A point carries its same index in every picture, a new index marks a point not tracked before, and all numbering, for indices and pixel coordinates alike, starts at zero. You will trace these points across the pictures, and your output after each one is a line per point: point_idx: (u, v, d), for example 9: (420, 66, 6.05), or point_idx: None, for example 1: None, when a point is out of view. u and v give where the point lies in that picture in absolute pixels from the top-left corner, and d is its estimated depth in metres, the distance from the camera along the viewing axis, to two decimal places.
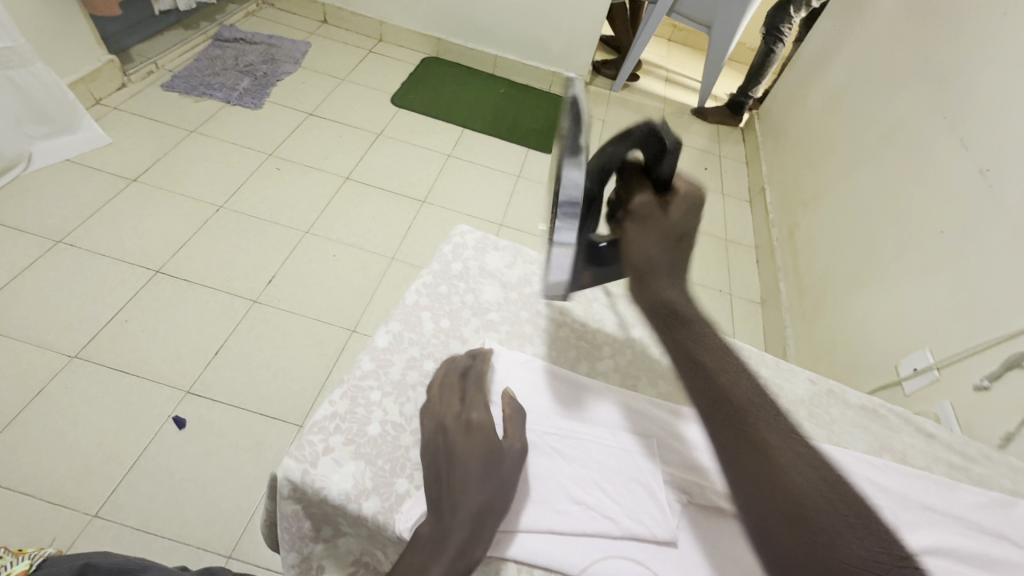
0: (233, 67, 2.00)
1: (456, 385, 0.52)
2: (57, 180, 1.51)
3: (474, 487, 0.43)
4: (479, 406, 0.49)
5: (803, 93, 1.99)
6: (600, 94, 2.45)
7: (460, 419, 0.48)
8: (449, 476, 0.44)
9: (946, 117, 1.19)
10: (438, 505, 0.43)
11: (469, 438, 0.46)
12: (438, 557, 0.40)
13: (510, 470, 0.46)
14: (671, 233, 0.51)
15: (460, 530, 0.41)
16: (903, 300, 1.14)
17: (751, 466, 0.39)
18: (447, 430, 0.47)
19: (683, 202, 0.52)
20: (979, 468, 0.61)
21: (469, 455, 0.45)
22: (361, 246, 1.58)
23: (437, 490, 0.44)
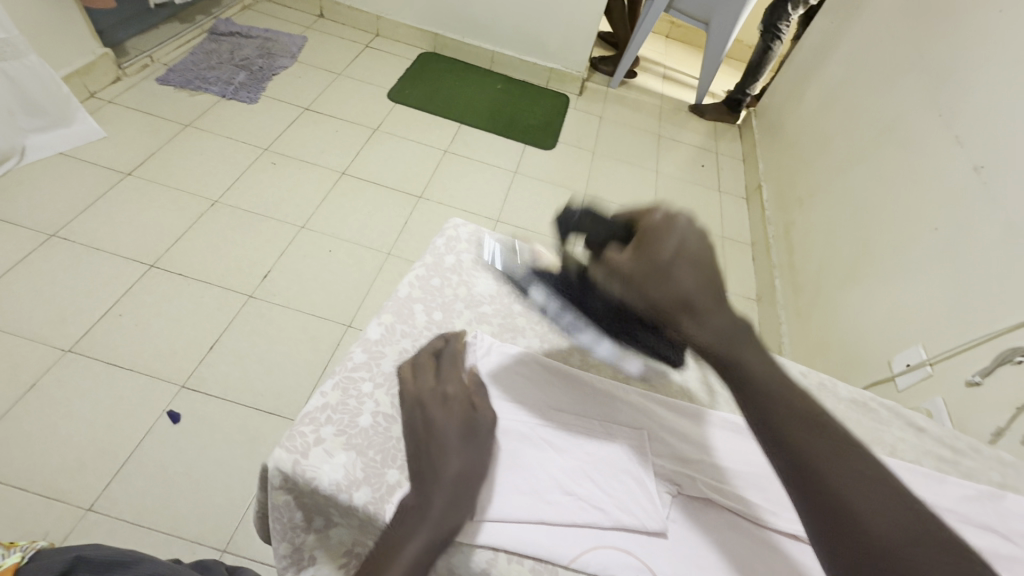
0: (228, 62, 1.99)
1: (431, 364, 0.54)
2: (51, 174, 1.50)
3: (454, 452, 0.47)
4: (454, 380, 0.53)
5: (799, 90, 2.00)
6: (597, 90, 2.45)
7: (435, 391, 0.51)
8: (427, 443, 0.47)
9: (942, 114, 1.19)
10: (420, 474, 0.46)
11: (447, 411, 0.49)
12: (420, 527, 0.42)
13: (485, 437, 0.50)
14: (652, 272, 0.42)
15: (440, 497, 0.44)
16: (897, 296, 1.15)
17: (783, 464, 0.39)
18: (422, 402, 0.50)
19: (651, 233, 0.44)
20: (968, 461, 0.62)
21: (445, 425, 0.48)
22: (357, 241, 1.58)
23: (416, 456, 0.47)
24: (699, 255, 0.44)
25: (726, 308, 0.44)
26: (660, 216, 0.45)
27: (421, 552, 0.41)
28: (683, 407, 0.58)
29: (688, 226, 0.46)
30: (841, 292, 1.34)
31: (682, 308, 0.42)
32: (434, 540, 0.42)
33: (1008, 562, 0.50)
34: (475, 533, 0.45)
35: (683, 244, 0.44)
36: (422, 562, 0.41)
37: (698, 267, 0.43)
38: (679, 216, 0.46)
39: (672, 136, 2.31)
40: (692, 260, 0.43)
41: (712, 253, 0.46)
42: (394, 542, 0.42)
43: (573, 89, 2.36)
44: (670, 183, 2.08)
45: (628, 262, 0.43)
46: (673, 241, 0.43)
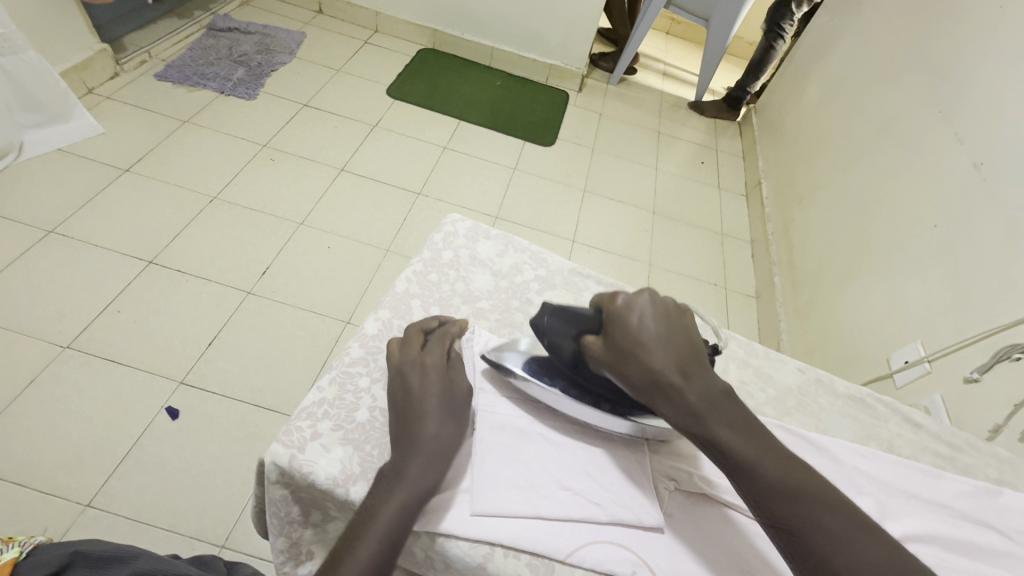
0: (227, 58, 1.99)
1: (416, 336, 0.53)
2: (49, 170, 1.49)
3: (431, 418, 0.47)
4: (435, 350, 0.52)
5: (799, 87, 1.99)
6: (597, 87, 2.44)
7: (415, 361, 0.50)
8: (406, 412, 0.47)
9: (942, 111, 1.19)
10: (398, 441, 0.46)
11: (425, 380, 0.49)
12: (395, 492, 0.42)
13: (460, 405, 0.49)
14: (621, 363, 0.44)
15: (416, 463, 0.44)
16: (896, 294, 1.15)
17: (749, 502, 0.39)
18: (403, 371, 0.50)
19: (615, 322, 0.45)
20: (965, 457, 0.62)
21: (424, 395, 0.48)
22: (356, 237, 1.58)
23: (396, 426, 0.47)
24: (664, 330, 0.44)
25: (704, 378, 0.42)
26: (620, 300, 0.46)
27: (396, 517, 0.41)
28: None
29: (652, 302, 0.46)
30: (840, 289, 1.34)
31: (652, 389, 0.43)
32: (407, 506, 0.42)
33: (1004, 558, 0.50)
34: (469, 527, 0.45)
35: (644, 325, 0.44)
36: (397, 528, 0.41)
37: (664, 342, 0.43)
38: (641, 294, 0.46)
39: (671, 133, 2.31)
40: (656, 339, 0.43)
41: (689, 333, 0.45)
42: (368, 508, 0.41)
43: (572, 86, 2.36)
44: (669, 180, 2.08)
45: (601, 355, 0.45)
46: (632, 325, 0.44)
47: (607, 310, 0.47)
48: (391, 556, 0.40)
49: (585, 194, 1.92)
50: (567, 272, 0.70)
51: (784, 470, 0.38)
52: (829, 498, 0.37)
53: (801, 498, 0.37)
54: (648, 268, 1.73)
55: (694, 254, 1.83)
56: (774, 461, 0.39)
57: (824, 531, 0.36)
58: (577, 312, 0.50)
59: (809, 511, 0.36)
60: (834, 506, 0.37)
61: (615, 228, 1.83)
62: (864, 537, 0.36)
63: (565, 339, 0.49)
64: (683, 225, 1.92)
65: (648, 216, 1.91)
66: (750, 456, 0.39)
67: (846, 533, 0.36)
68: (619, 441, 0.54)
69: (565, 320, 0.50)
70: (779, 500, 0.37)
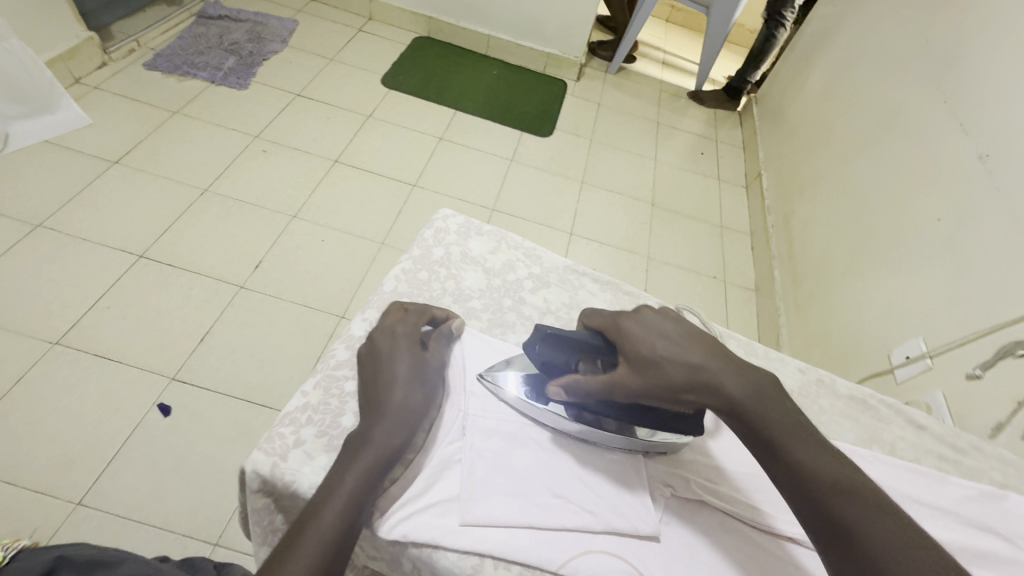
0: (217, 46, 1.94)
1: (396, 311, 0.54)
2: (35, 163, 1.46)
3: (398, 384, 0.47)
4: (409, 321, 0.52)
5: (801, 76, 1.96)
6: (595, 76, 2.40)
7: (388, 330, 0.51)
8: (374, 378, 0.48)
9: (947, 101, 1.16)
10: (366, 406, 0.46)
11: (394, 345, 0.49)
12: (360, 456, 0.42)
13: (429, 374, 0.50)
14: (653, 370, 0.45)
15: (382, 424, 0.44)
16: (898, 288, 1.13)
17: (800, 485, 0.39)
18: (376, 340, 0.50)
19: (631, 337, 0.47)
20: (969, 460, 0.60)
21: (394, 362, 0.48)
22: (350, 230, 1.55)
23: (364, 395, 0.47)
24: (684, 334, 0.47)
25: (740, 370, 0.45)
26: (626, 317, 0.49)
27: (361, 482, 0.41)
28: None
29: (662, 314, 0.49)
30: (841, 283, 1.32)
31: (698, 387, 0.44)
32: (371, 473, 0.42)
33: (1009, 564, 0.48)
34: (458, 537, 0.43)
35: (665, 332, 0.47)
36: (362, 494, 0.41)
37: (689, 343, 0.46)
38: (643, 310, 0.49)
39: (671, 124, 2.28)
40: (683, 342, 0.46)
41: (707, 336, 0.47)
42: (334, 473, 0.41)
43: (570, 75, 2.32)
44: (668, 171, 2.05)
45: (625, 369, 0.46)
46: (652, 335, 0.46)
47: (614, 330, 0.49)
48: (357, 522, 0.40)
49: (583, 186, 1.89)
50: (562, 270, 0.68)
51: (839, 469, 0.39)
52: (883, 496, 0.38)
53: (859, 495, 0.37)
54: (646, 261, 1.71)
55: (692, 247, 1.81)
56: (831, 459, 0.40)
57: (880, 529, 0.36)
58: (571, 336, 0.50)
59: (863, 508, 0.37)
60: (887, 506, 0.37)
61: (613, 221, 1.81)
62: (918, 534, 0.35)
63: (562, 364, 0.50)
64: (682, 217, 1.89)
65: (647, 209, 1.89)
66: (812, 457, 0.39)
67: (902, 529, 0.36)
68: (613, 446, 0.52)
69: (559, 346, 0.49)
70: (836, 495, 0.38)
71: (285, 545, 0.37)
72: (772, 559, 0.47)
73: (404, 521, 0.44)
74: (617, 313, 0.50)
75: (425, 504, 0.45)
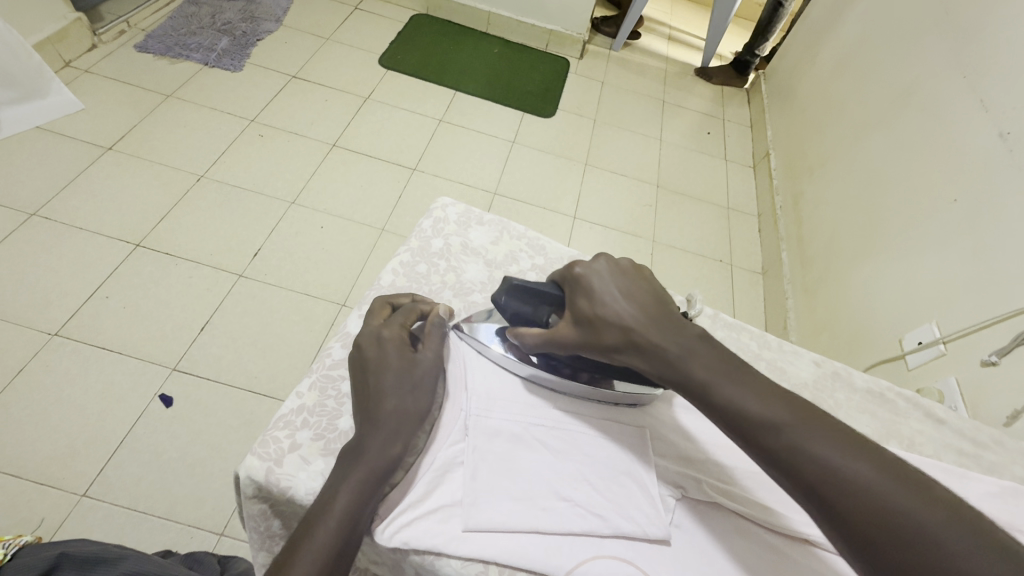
0: (210, 26, 1.89)
1: (382, 310, 0.52)
2: (28, 150, 1.43)
3: (389, 391, 0.45)
4: (395, 322, 0.50)
5: (813, 50, 1.89)
6: (599, 53, 2.33)
7: (373, 333, 0.48)
8: (366, 383, 0.46)
9: (966, 76, 1.12)
10: (361, 416, 0.44)
11: (382, 350, 0.47)
12: (353, 468, 0.41)
13: (421, 377, 0.47)
14: (589, 329, 0.46)
15: (375, 434, 0.43)
16: (911, 271, 1.10)
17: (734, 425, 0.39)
18: (362, 346, 0.48)
19: (576, 293, 0.48)
20: (991, 455, 0.58)
21: (382, 368, 0.46)
22: (350, 217, 1.52)
23: (357, 404, 0.45)
24: (625, 287, 0.47)
25: (673, 326, 0.44)
26: (576, 270, 0.49)
27: (355, 495, 0.39)
28: (674, 401, 0.56)
29: (610, 265, 0.49)
30: (851, 266, 1.29)
31: (628, 347, 0.44)
32: (365, 487, 0.40)
33: None
34: (460, 544, 0.42)
35: (604, 287, 0.47)
36: (357, 509, 0.39)
37: (624, 299, 0.46)
38: (597, 260, 0.49)
39: (676, 102, 2.22)
40: (618, 297, 0.46)
41: (652, 289, 0.47)
42: (327, 491, 0.40)
43: (573, 52, 2.26)
44: (674, 151, 2.00)
45: (568, 327, 0.48)
46: (593, 291, 0.47)
47: (568, 280, 0.50)
48: (351, 537, 0.39)
49: (587, 168, 1.85)
50: (567, 260, 0.66)
51: (768, 405, 0.38)
52: (814, 424, 0.37)
53: (788, 429, 0.37)
54: (651, 244, 1.68)
55: (699, 229, 1.77)
56: (759, 396, 0.39)
57: (810, 461, 0.35)
58: (537, 288, 0.51)
59: (792, 441, 0.36)
60: (822, 431, 0.36)
61: (618, 204, 1.77)
62: (853, 459, 0.35)
63: (531, 316, 0.51)
64: (688, 199, 1.85)
65: (651, 190, 1.85)
66: (738, 401, 0.39)
67: (832, 456, 0.35)
68: (622, 445, 0.51)
69: (526, 297, 0.51)
70: (764, 434, 0.37)
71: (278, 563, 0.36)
72: (791, 563, 0.45)
73: (404, 528, 0.42)
74: (570, 263, 0.50)
75: (427, 510, 0.43)
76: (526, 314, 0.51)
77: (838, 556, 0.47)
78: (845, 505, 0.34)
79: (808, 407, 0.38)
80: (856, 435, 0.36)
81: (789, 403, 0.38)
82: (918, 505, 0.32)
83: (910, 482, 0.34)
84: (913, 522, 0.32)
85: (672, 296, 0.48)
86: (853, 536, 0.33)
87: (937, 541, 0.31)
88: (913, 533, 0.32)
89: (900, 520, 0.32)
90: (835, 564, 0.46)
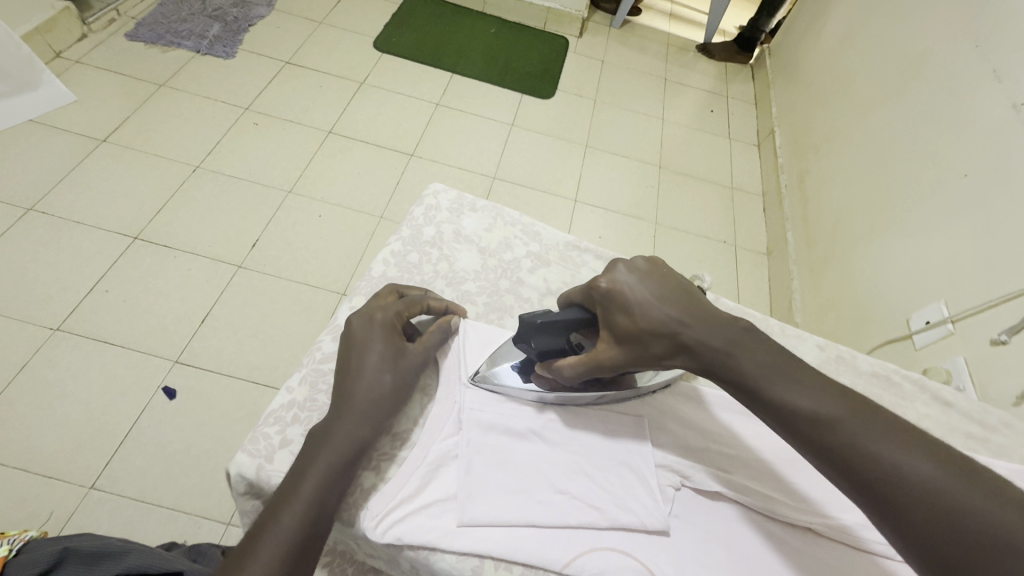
0: (200, 12, 1.85)
1: (388, 296, 0.51)
2: (22, 143, 1.42)
3: (368, 376, 0.44)
4: (391, 307, 0.49)
5: (818, 23, 1.83)
6: (599, 32, 2.27)
7: (366, 314, 0.48)
8: (347, 366, 0.45)
9: (978, 45, 1.07)
10: (335, 398, 0.44)
11: (371, 332, 0.47)
12: (322, 451, 0.40)
13: (407, 367, 0.47)
14: (633, 343, 0.43)
15: (349, 418, 0.42)
16: (917, 250, 1.08)
17: (791, 422, 0.38)
18: (352, 327, 0.47)
19: (608, 309, 0.45)
20: (999, 438, 0.57)
21: (366, 350, 0.46)
22: (348, 205, 1.51)
23: (335, 386, 0.45)
24: (656, 290, 0.44)
25: (714, 321, 0.42)
26: (602, 284, 0.45)
27: (322, 480, 0.39)
28: (677, 390, 0.54)
29: (630, 270, 0.46)
30: (856, 245, 1.27)
31: (678, 352, 0.43)
32: (333, 472, 0.40)
33: None
34: (456, 539, 0.42)
35: (637, 297, 0.44)
36: (325, 492, 0.39)
37: (661, 303, 0.43)
38: (616, 267, 0.46)
39: (679, 79, 2.17)
40: (655, 305, 0.43)
41: (686, 290, 0.45)
42: (295, 472, 0.40)
43: (572, 31, 2.22)
44: (676, 130, 1.96)
45: (608, 345, 0.45)
46: (628, 304, 0.44)
47: (594, 298, 0.46)
48: (321, 519, 0.39)
49: (587, 149, 1.82)
50: (563, 246, 0.65)
51: (822, 401, 0.38)
52: (867, 420, 0.37)
53: (843, 425, 0.36)
54: (654, 226, 1.66)
55: (702, 209, 1.74)
56: (809, 391, 0.38)
57: (869, 457, 0.35)
58: (558, 318, 0.47)
59: (848, 437, 0.36)
60: (875, 427, 0.36)
61: (620, 186, 1.74)
62: (909, 454, 0.35)
63: (556, 345, 0.48)
64: (691, 178, 1.82)
65: (653, 170, 1.81)
66: (794, 399, 0.38)
67: (887, 451, 0.35)
68: (621, 436, 0.50)
69: (552, 332, 0.47)
70: (817, 429, 0.37)
71: (242, 557, 0.36)
72: (795, 553, 0.45)
73: (398, 523, 0.42)
74: (591, 279, 0.46)
75: (421, 504, 0.43)
76: (555, 343, 0.48)
77: (845, 548, 0.46)
78: (905, 504, 0.33)
79: (863, 403, 0.38)
80: (911, 428, 0.37)
81: (843, 399, 0.38)
82: (982, 502, 0.33)
83: (967, 476, 0.34)
84: (976, 520, 0.32)
85: (696, 284, 0.47)
86: (912, 536, 0.33)
87: (1003, 537, 0.31)
88: (980, 529, 0.32)
89: (957, 513, 0.32)
90: (836, 550, 0.46)
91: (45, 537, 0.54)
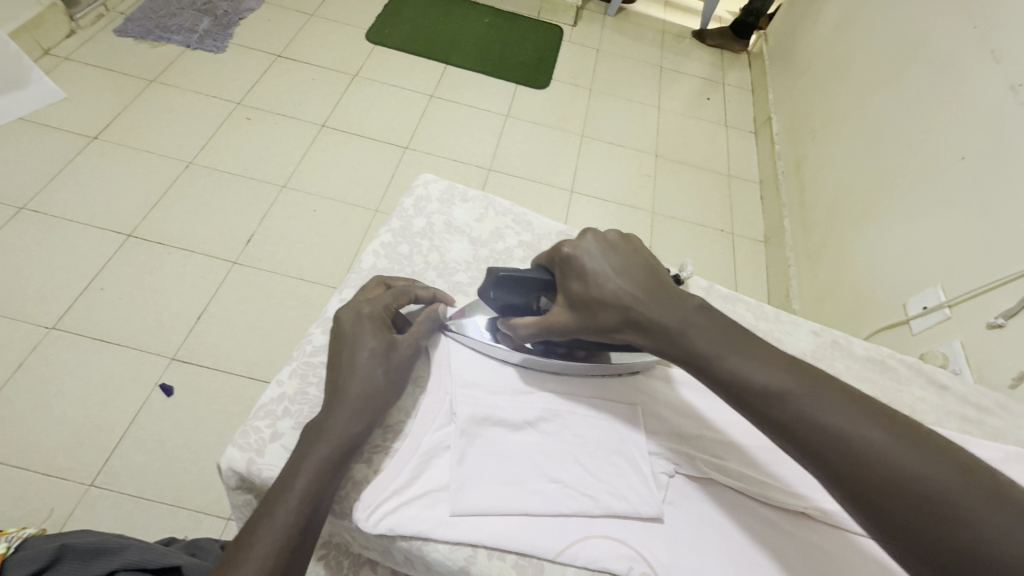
0: (190, 6, 1.83)
1: (376, 288, 0.51)
2: (12, 141, 1.41)
3: (358, 372, 0.44)
4: (379, 301, 0.48)
5: (815, 8, 1.81)
6: (593, 20, 2.25)
7: (353, 308, 0.48)
8: (338, 362, 0.45)
9: (977, 26, 1.06)
10: (328, 395, 0.43)
11: (360, 326, 0.46)
12: (315, 447, 0.40)
13: (398, 360, 0.46)
14: (585, 312, 0.44)
15: (341, 413, 0.42)
16: (914, 233, 1.08)
17: (743, 395, 0.38)
18: (341, 321, 0.47)
19: (567, 276, 0.45)
20: (994, 420, 0.57)
21: (357, 345, 0.45)
22: (342, 199, 1.50)
23: (327, 382, 0.45)
24: (616, 265, 0.45)
25: (671, 299, 0.42)
26: (565, 250, 0.46)
27: (314, 476, 0.39)
28: (671, 378, 0.54)
29: (598, 240, 0.46)
30: (853, 230, 1.27)
31: (628, 326, 0.43)
32: (326, 467, 0.40)
33: None
34: (447, 529, 0.42)
35: (596, 266, 0.44)
36: (321, 487, 0.39)
37: (618, 276, 0.44)
38: (585, 237, 0.46)
39: (675, 67, 2.15)
40: (611, 277, 0.44)
41: (647, 265, 0.45)
42: (289, 469, 0.39)
43: (567, 19, 2.20)
44: (671, 118, 1.95)
45: (562, 311, 0.46)
46: (586, 272, 0.44)
47: (556, 262, 0.47)
48: (315, 514, 0.38)
49: (583, 139, 1.80)
50: (555, 235, 0.64)
51: (775, 374, 0.37)
52: (820, 391, 0.36)
53: (794, 398, 0.36)
54: (651, 215, 1.65)
55: (699, 198, 1.74)
56: (763, 364, 0.38)
57: (821, 429, 0.35)
58: (523, 276, 0.48)
59: (802, 409, 0.36)
60: (828, 398, 0.36)
61: (616, 175, 1.73)
62: (865, 425, 0.34)
63: (519, 304, 0.49)
64: (687, 166, 1.81)
65: (649, 158, 1.80)
66: (747, 371, 0.37)
67: (841, 422, 0.35)
68: (615, 424, 0.50)
69: (514, 288, 0.48)
70: (768, 402, 0.37)
71: (236, 552, 0.36)
72: (790, 538, 0.45)
73: (390, 514, 0.42)
74: (556, 245, 0.47)
75: (411, 495, 0.43)
76: (517, 299, 0.49)
77: (840, 535, 0.46)
78: (862, 477, 0.33)
79: (815, 374, 0.37)
80: (863, 399, 0.36)
81: (797, 372, 0.37)
82: (935, 472, 0.32)
83: (923, 445, 0.34)
84: (927, 488, 0.32)
85: (665, 265, 0.46)
86: (869, 507, 0.33)
87: (952, 503, 0.31)
88: (933, 497, 0.31)
89: (913, 483, 0.32)
90: (830, 534, 0.46)
91: (41, 534, 0.54)
